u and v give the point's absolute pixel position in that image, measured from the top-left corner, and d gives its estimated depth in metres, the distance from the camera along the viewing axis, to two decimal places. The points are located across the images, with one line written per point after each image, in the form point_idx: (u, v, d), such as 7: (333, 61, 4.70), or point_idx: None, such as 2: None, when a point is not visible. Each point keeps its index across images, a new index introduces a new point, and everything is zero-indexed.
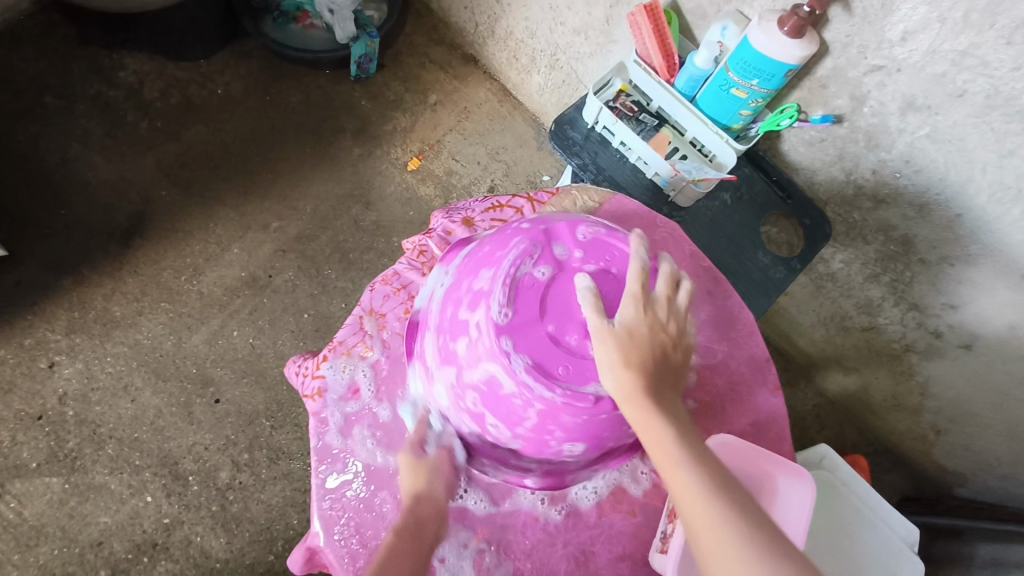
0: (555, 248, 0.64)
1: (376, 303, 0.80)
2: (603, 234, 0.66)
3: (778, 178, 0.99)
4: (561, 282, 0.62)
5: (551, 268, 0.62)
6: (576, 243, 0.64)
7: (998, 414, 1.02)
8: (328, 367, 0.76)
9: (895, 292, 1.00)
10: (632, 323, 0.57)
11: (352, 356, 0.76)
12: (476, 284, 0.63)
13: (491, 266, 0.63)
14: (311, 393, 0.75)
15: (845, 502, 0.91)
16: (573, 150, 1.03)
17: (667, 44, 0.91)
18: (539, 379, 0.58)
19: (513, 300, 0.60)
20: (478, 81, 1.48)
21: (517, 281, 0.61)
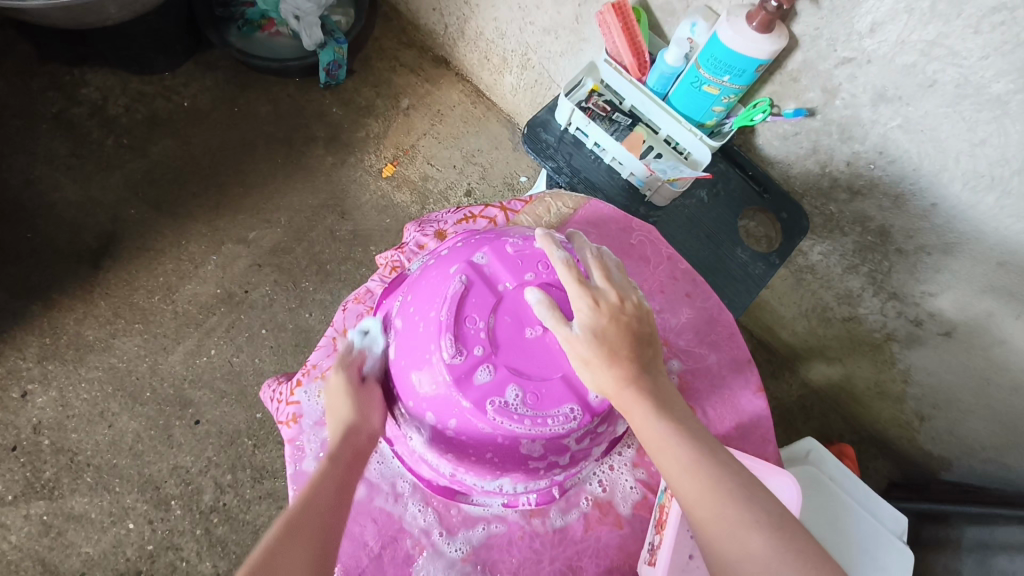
0: (473, 359, 0.58)
1: (349, 323, 0.77)
2: (449, 288, 0.60)
3: (755, 173, 0.98)
4: (514, 356, 0.59)
5: (502, 372, 0.58)
6: (464, 332, 0.59)
7: (980, 399, 1.02)
8: (302, 392, 0.74)
9: (874, 282, 1.00)
10: (591, 323, 0.54)
11: (327, 379, 0.74)
12: (490, 447, 0.59)
13: (467, 424, 0.59)
14: (286, 419, 0.73)
15: (834, 495, 0.91)
16: (548, 154, 1.01)
17: (637, 42, 0.90)
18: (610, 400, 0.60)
19: (543, 411, 0.58)
20: (450, 83, 1.46)
21: (509, 408, 0.58)
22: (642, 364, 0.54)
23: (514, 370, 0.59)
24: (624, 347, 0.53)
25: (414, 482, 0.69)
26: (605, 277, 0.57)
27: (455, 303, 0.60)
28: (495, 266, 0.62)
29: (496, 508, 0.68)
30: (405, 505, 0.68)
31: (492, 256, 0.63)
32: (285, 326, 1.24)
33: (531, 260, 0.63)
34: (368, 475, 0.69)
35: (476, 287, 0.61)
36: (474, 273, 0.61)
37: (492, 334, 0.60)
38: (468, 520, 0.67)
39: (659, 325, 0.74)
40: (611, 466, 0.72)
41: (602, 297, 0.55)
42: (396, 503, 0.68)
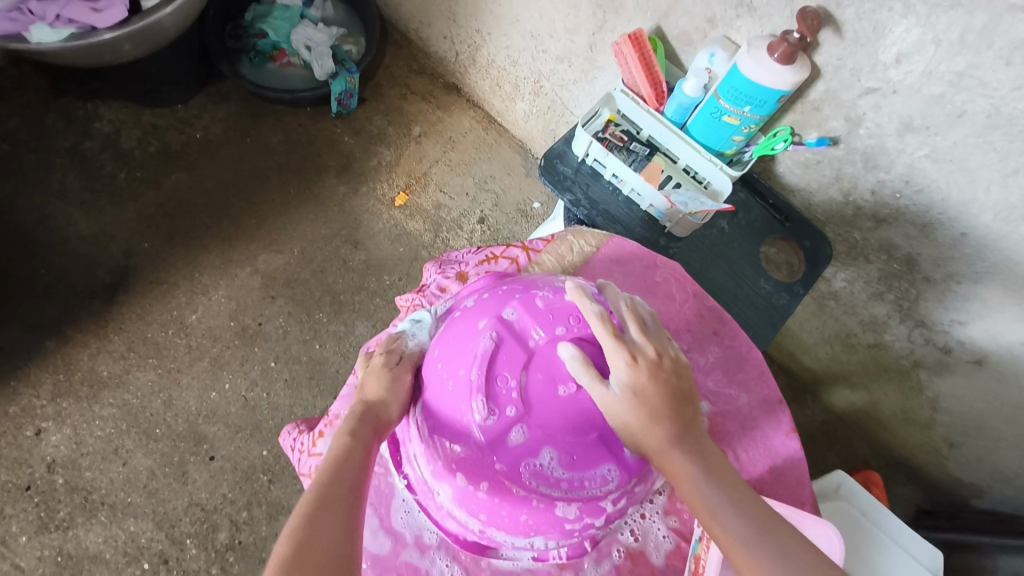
0: (506, 420, 0.57)
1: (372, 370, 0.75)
2: (479, 346, 0.59)
3: (775, 201, 0.97)
4: (547, 417, 0.57)
5: (535, 433, 0.57)
6: (495, 392, 0.58)
7: (1012, 428, 1.00)
8: (324, 443, 0.71)
9: (900, 310, 0.98)
10: (630, 381, 0.53)
11: None
12: (523, 512, 0.58)
13: (502, 488, 0.57)
14: (309, 470, 0.71)
15: (869, 536, 0.90)
16: (565, 185, 0.97)
17: (654, 72, 0.90)
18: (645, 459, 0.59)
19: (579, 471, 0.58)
20: (462, 109, 1.45)
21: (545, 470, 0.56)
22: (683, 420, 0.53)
23: (547, 430, 0.57)
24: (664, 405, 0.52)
25: (441, 536, 0.64)
26: (642, 330, 0.56)
27: (485, 362, 0.58)
28: (525, 320, 0.61)
29: (526, 562, 0.64)
30: (431, 559, 0.64)
31: (521, 311, 0.61)
32: (299, 359, 1.23)
33: (563, 314, 0.61)
34: (393, 529, 0.65)
35: (506, 344, 0.59)
36: (504, 329, 0.60)
37: (525, 393, 0.58)
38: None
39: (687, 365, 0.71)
40: (643, 513, 0.68)
41: (639, 352, 0.54)
42: (422, 557, 0.64)
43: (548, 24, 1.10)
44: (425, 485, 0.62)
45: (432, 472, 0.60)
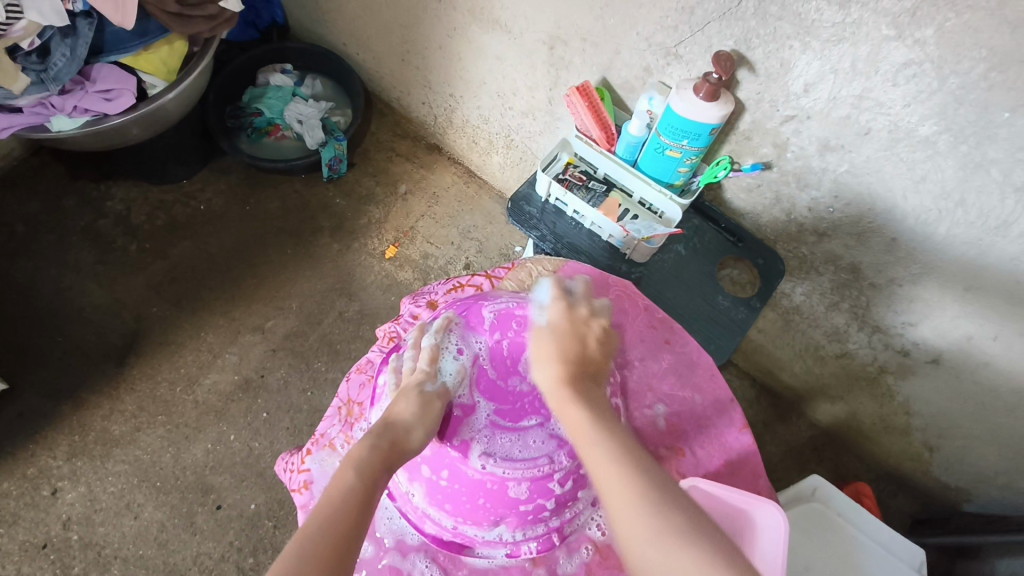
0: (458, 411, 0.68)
1: (353, 393, 0.79)
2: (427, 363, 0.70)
3: (727, 224, 1.05)
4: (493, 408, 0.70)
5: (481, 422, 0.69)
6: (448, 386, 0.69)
7: (980, 424, 1.04)
8: (312, 460, 0.75)
9: (856, 318, 1.04)
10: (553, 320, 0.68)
11: (334, 448, 0.75)
12: (480, 494, 0.67)
13: (459, 473, 0.67)
14: (299, 486, 0.75)
15: (839, 532, 0.93)
16: (532, 224, 1.06)
17: (603, 117, 1.00)
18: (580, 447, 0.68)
19: (520, 455, 0.68)
20: (443, 167, 1.57)
21: (494, 456, 0.66)
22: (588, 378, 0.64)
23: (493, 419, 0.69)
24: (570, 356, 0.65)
25: (423, 540, 0.71)
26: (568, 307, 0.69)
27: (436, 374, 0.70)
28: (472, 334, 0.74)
29: (501, 559, 0.70)
30: (413, 561, 0.70)
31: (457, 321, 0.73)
32: (300, 407, 1.30)
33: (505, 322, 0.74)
34: (376, 535, 0.71)
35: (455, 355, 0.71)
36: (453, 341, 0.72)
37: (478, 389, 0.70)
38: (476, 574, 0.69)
39: (642, 372, 0.79)
40: None
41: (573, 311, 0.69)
42: (404, 560, 0.70)
43: (510, 83, 1.22)
44: (399, 490, 0.70)
45: (405, 476, 0.70)
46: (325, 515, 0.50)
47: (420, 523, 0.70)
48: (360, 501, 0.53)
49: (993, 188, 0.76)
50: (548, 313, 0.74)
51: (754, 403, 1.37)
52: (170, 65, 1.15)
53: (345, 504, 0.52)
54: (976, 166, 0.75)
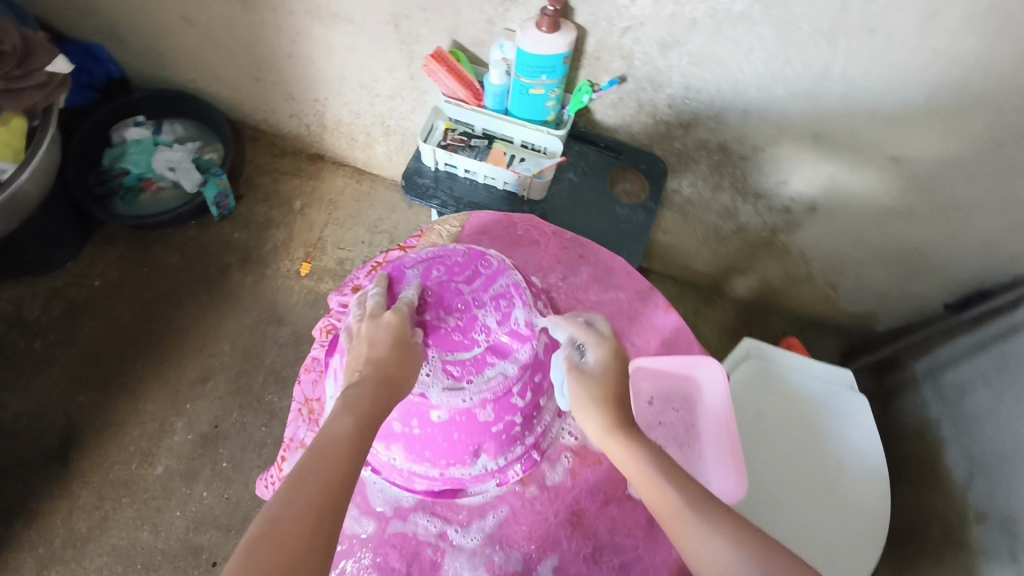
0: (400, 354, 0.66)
1: (308, 391, 0.77)
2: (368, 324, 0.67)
3: (605, 143, 1.13)
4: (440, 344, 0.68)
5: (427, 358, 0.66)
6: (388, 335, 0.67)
7: (864, 250, 1.18)
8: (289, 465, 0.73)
9: (739, 191, 1.15)
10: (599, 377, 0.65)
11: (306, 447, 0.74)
12: (451, 429, 0.67)
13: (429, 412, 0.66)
14: None
15: (780, 377, 1.03)
16: (429, 194, 1.09)
17: (465, 77, 1.05)
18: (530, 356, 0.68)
19: (480, 378, 0.66)
20: (331, 172, 1.57)
21: (458, 386, 0.65)
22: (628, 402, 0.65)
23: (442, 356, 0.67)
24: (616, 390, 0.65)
25: (417, 498, 0.72)
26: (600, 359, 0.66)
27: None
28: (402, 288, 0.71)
29: (494, 490, 0.72)
30: (414, 521, 0.71)
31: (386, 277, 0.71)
32: (264, 442, 1.29)
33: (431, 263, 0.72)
34: (373, 511, 0.71)
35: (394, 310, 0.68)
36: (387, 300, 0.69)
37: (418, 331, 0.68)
38: (475, 512, 0.71)
39: (568, 288, 0.83)
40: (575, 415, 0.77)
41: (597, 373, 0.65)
42: (406, 523, 0.71)
43: (369, 71, 1.24)
44: (380, 459, 0.71)
45: (381, 443, 0.70)
46: (317, 462, 0.52)
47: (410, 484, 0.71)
48: (354, 448, 0.54)
49: (808, 41, 0.86)
50: (466, 252, 0.73)
51: (680, 299, 1.48)
52: (14, 144, 1.10)
53: (338, 458, 0.53)
54: (789, 25, 0.85)
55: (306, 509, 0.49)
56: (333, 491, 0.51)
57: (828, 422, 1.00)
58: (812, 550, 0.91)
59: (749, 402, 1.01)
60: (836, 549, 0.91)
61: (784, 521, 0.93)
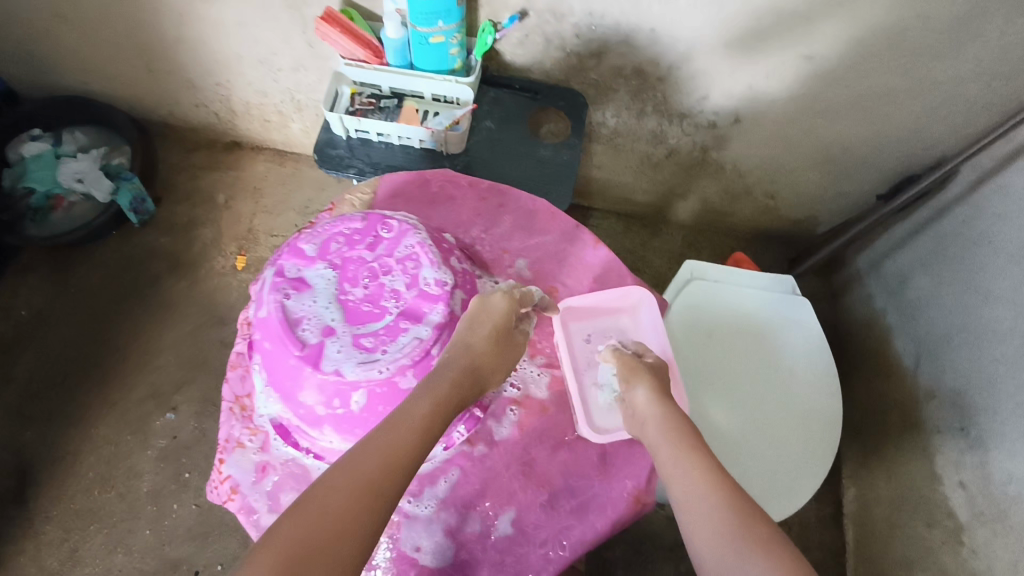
0: (308, 339, 0.65)
1: (239, 388, 0.76)
2: (267, 311, 0.67)
3: (519, 84, 1.10)
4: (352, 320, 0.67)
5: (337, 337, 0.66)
6: (293, 322, 0.66)
7: (795, 155, 1.17)
8: (230, 466, 0.72)
9: (663, 114, 1.13)
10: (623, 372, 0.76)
11: (244, 446, 0.73)
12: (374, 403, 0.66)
13: (350, 392, 0.65)
14: (228, 496, 0.72)
15: (726, 295, 1.04)
16: (346, 163, 1.05)
17: (361, 35, 0.98)
18: (439, 316, 0.68)
19: (395, 345, 0.66)
20: (251, 159, 1.50)
21: (372, 358, 0.64)
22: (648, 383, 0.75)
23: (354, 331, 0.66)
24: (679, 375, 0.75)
25: None
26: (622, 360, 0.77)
27: (281, 314, 0.67)
28: (302, 271, 0.71)
29: (442, 455, 0.73)
30: None
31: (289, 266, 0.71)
32: None
33: (328, 243, 0.72)
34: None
35: (292, 292, 0.68)
36: (285, 283, 0.69)
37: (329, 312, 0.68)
38: (427, 479, 0.73)
39: (492, 240, 0.82)
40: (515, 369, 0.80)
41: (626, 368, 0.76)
42: None
43: (264, 45, 1.16)
44: (319, 447, 0.69)
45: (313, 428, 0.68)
46: (394, 446, 0.58)
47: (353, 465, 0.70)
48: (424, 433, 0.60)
49: None
50: (363, 219, 0.74)
51: (625, 233, 1.46)
52: None
53: (402, 435, 0.59)
54: None
55: (381, 487, 0.55)
56: (389, 468, 0.56)
57: (774, 334, 1.02)
58: (767, 459, 0.95)
59: (699, 322, 1.02)
60: (791, 453, 0.96)
61: (741, 435, 0.97)
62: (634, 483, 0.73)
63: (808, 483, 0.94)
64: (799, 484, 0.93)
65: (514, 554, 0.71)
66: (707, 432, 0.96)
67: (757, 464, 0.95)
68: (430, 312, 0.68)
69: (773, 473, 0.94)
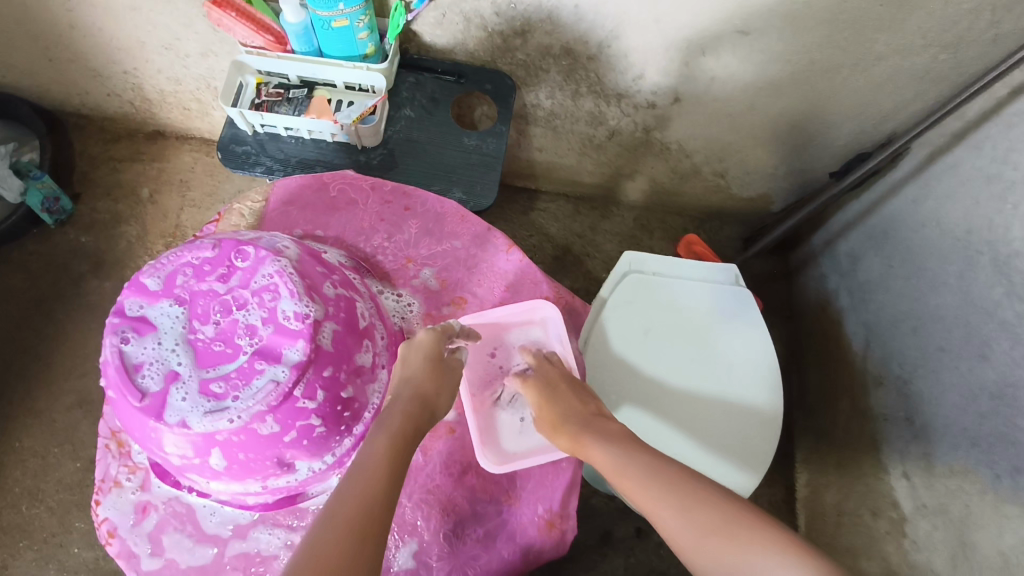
0: (149, 389, 0.57)
1: (115, 424, 0.75)
2: (104, 359, 0.58)
3: (442, 68, 1.02)
4: (203, 361, 0.58)
5: (182, 384, 0.57)
6: (132, 372, 0.57)
7: (741, 134, 1.11)
8: (107, 509, 0.72)
9: (599, 94, 1.06)
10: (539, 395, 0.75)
11: (121, 486, 0.73)
12: (234, 451, 0.58)
13: (205, 443, 0.57)
14: (109, 538, 0.72)
15: (662, 288, 0.98)
16: (253, 161, 0.99)
17: (260, 20, 0.88)
18: (300, 351, 0.58)
19: (250, 390, 0.57)
20: (177, 148, 1.41)
21: (221, 407, 0.56)
22: (574, 405, 0.73)
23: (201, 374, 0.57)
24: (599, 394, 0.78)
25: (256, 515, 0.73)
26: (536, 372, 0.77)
27: (117, 361, 0.57)
28: (143, 305, 0.60)
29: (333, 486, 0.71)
30: (256, 536, 0.72)
31: (128, 302, 0.60)
32: None
33: (175, 271, 0.61)
34: (208, 535, 0.72)
35: (130, 337, 0.58)
36: (121, 324, 0.59)
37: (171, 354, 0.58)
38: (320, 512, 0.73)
39: (396, 248, 0.83)
40: None
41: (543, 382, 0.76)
42: (247, 541, 0.72)
43: (167, 29, 1.07)
44: (201, 490, 0.67)
45: (182, 474, 0.62)
46: (361, 471, 0.55)
47: (244, 503, 0.68)
48: (398, 452, 0.58)
49: None
50: (214, 246, 0.62)
51: (575, 216, 1.40)
52: None
53: (371, 479, 0.54)
54: None
55: (360, 510, 0.51)
56: (371, 517, 0.51)
57: (716, 330, 0.97)
58: (710, 458, 0.91)
59: (634, 319, 0.96)
60: (735, 450, 0.92)
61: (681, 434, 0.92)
62: (544, 508, 0.75)
63: (747, 484, 0.91)
64: (739, 478, 0.91)
65: None
66: (647, 432, 0.92)
67: (699, 464, 0.91)
68: (289, 347, 0.58)
69: (712, 474, 0.91)
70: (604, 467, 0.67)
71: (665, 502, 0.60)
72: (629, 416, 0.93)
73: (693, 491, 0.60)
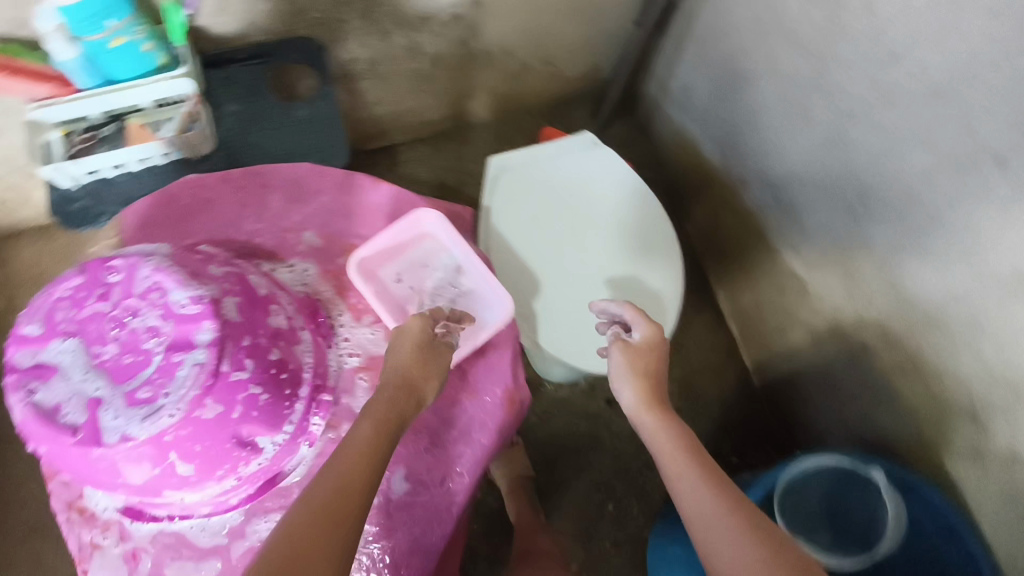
0: (77, 423, 0.50)
1: (66, 495, 0.67)
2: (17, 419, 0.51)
3: (243, 54, 1.00)
4: (117, 378, 0.51)
5: (108, 406, 0.50)
6: (51, 418, 0.50)
7: (547, 14, 1.17)
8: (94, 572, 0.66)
9: (406, 25, 1.07)
10: (629, 354, 0.80)
11: (99, 548, 0.66)
12: (189, 448, 0.53)
13: (158, 450, 0.51)
14: None
15: (531, 177, 1.04)
16: (95, 212, 0.96)
17: (32, 70, 0.83)
18: (212, 326, 0.52)
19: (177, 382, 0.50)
20: (12, 248, 1.31)
21: (154, 409, 0.49)
22: (659, 383, 0.78)
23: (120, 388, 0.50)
24: (655, 373, 0.78)
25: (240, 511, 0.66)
26: (631, 343, 0.81)
27: (31, 416, 0.50)
28: (33, 353, 0.52)
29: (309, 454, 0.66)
30: (255, 525, 0.66)
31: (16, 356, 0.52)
32: None
33: (46, 306, 0.53)
34: (208, 550, 0.66)
35: (34, 385, 0.51)
36: (20, 378, 0.51)
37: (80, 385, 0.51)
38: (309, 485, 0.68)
39: (269, 227, 0.79)
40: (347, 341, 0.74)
41: (632, 345, 0.80)
42: (249, 536, 0.66)
43: None
44: (181, 511, 0.62)
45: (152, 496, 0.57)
46: (347, 470, 0.54)
47: (227, 505, 0.64)
48: (381, 449, 0.57)
49: None
50: (81, 269, 0.54)
51: (438, 154, 1.43)
52: None
53: (345, 486, 0.53)
54: None
55: (336, 508, 0.51)
56: (346, 511, 0.52)
57: (593, 197, 1.03)
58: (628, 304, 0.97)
59: (517, 214, 1.01)
60: (647, 287, 0.98)
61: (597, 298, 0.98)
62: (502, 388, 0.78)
63: (669, 312, 0.97)
64: (659, 309, 0.97)
65: (420, 504, 0.72)
66: (566, 305, 0.97)
67: None
68: (199, 331, 0.52)
69: None
70: (661, 443, 0.71)
71: (703, 512, 0.62)
72: (547, 301, 0.98)
73: (744, 505, 0.62)
